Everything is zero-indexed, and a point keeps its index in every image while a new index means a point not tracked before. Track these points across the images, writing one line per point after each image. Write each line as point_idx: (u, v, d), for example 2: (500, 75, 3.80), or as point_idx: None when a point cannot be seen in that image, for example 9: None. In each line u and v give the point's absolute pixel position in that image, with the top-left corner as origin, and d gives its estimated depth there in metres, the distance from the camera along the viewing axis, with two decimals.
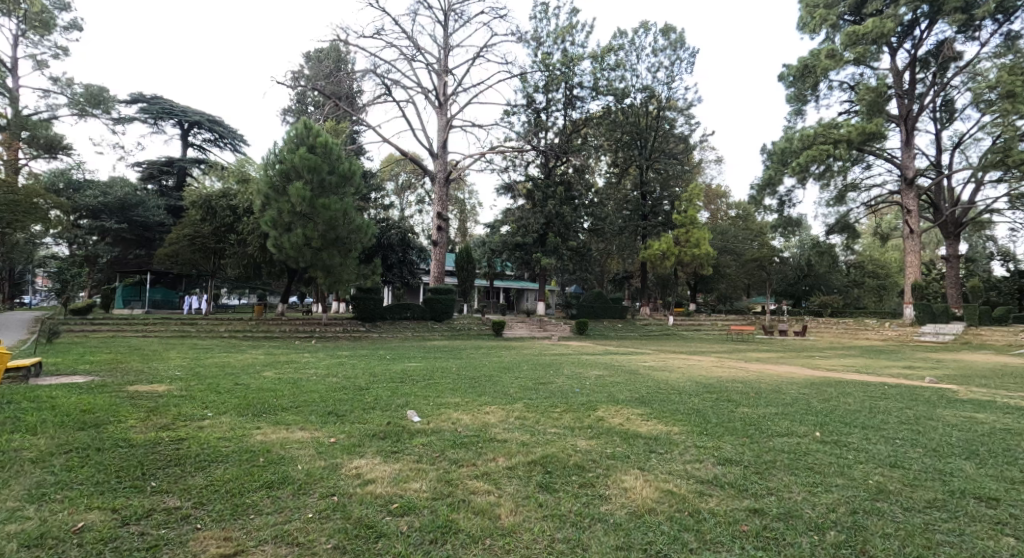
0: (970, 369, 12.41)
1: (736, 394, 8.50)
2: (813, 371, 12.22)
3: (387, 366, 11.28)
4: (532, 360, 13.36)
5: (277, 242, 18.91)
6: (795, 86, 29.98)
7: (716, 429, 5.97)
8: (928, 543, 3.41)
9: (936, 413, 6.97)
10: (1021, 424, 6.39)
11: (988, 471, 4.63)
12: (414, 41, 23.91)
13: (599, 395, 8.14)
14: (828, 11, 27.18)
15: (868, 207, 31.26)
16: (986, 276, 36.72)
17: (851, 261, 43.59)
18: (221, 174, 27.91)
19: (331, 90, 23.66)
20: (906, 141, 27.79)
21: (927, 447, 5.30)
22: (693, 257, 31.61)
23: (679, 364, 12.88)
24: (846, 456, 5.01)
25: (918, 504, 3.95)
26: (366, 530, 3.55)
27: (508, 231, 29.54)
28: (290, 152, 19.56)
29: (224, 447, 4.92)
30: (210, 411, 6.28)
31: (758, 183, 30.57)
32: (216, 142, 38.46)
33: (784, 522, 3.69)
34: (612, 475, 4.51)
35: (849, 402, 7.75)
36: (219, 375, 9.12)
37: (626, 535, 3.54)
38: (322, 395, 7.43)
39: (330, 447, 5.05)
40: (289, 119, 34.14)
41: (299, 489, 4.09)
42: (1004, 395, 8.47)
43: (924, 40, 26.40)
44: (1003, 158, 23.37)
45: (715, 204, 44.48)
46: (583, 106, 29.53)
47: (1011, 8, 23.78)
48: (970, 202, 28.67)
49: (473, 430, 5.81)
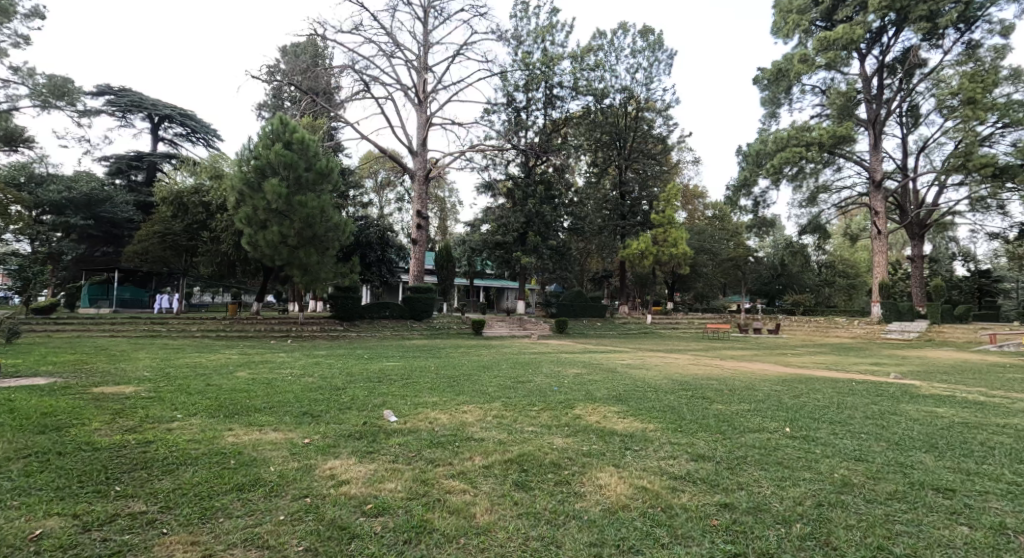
0: (931, 365, 12.84)
1: (710, 391, 8.65)
2: (787, 368, 12.45)
3: (364, 366, 11.13)
4: (511, 359, 13.32)
5: (252, 239, 18.64)
6: (769, 89, 30.50)
7: (690, 425, 6.08)
8: (888, 533, 3.52)
9: (900, 408, 7.20)
10: (979, 417, 6.65)
11: (948, 463, 4.78)
12: (394, 37, 23.57)
13: (578, 393, 8.18)
14: (800, 16, 27.85)
15: (838, 208, 31.98)
16: (949, 275, 37.91)
17: (823, 261, 44.64)
18: (193, 170, 27.19)
19: (308, 86, 23.29)
20: (875, 143, 28.52)
21: (889, 441, 5.47)
22: (671, 257, 31.91)
23: (657, 363, 12.98)
24: (814, 451, 5.13)
25: (879, 496, 4.07)
26: (339, 531, 3.52)
27: (487, 230, 29.54)
28: (265, 148, 19.19)
29: (194, 450, 4.82)
30: (180, 412, 6.15)
31: (733, 184, 31.08)
32: (188, 136, 37.56)
33: (752, 516, 3.77)
34: (587, 472, 4.56)
35: (818, 398, 7.96)
36: (190, 376, 8.94)
37: (600, 532, 3.58)
38: (296, 395, 7.34)
39: (304, 448, 5.00)
40: (264, 113, 33.42)
41: (270, 491, 4.03)
42: (966, 390, 8.76)
43: (891, 47, 27.12)
44: (964, 162, 24.20)
45: (692, 204, 44.79)
46: (563, 106, 29.69)
47: (972, 17, 24.67)
48: (934, 204, 29.60)
49: (450, 429, 5.79)
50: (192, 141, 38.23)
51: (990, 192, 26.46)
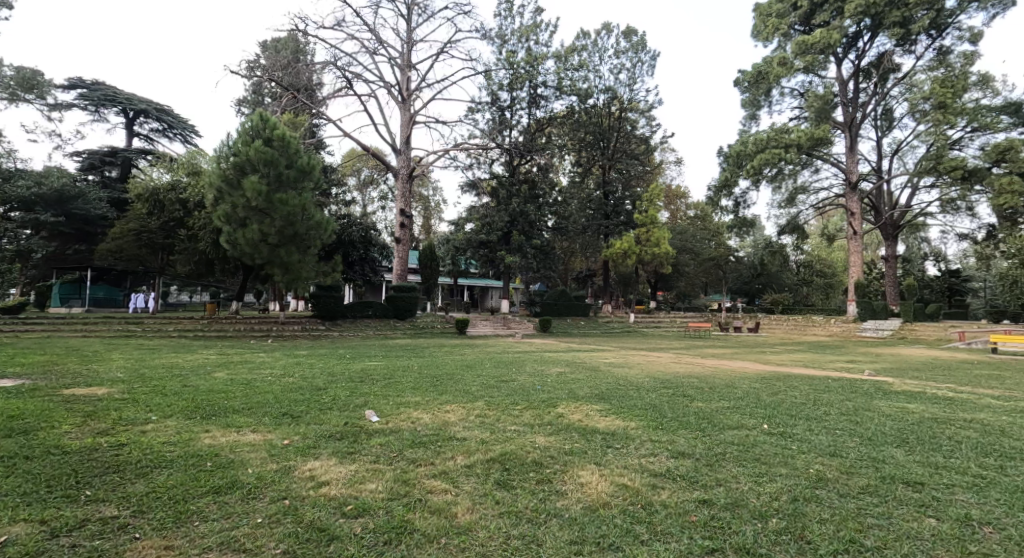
0: (904, 363, 13.14)
1: (690, 388, 8.78)
2: (766, 366, 12.62)
3: (345, 365, 11.03)
4: (494, 358, 13.28)
5: (231, 237, 18.33)
6: (749, 91, 30.82)
7: (671, 423, 6.15)
8: (859, 526, 3.60)
9: (873, 405, 7.37)
10: (947, 413, 6.84)
11: (917, 457, 4.91)
12: (377, 33, 23.36)
13: (560, 392, 8.22)
14: (779, 20, 28.26)
15: (816, 209, 32.49)
16: (921, 275, 38.81)
17: (801, 261, 45.37)
18: (169, 166, 26.60)
19: (289, 82, 22.98)
20: (851, 146, 29.07)
21: (863, 437, 5.59)
22: (654, 257, 32.12)
23: (639, 361, 13.08)
24: (790, 447, 5.22)
25: (852, 490, 4.16)
26: (318, 533, 3.49)
27: (472, 229, 29.42)
28: (244, 145, 18.88)
29: (169, 453, 4.72)
30: (154, 414, 6.05)
31: (714, 184, 31.39)
32: (165, 132, 36.75)
33: (730, 512, 3.82)
34: (569, 470, 4.57)
35: (795, 396, 8.11)
36: (166, 376, 8.76)
37: (580, 529, 3.60)
38: (276, 396, 7.25)
39: (283, 449, 4.92)
40: (243, 109, 32.84)
41: (248, 493, 3.97)
42: (936, 386, 9.01)
43: (866, 51, 27.65)
44: (935, 164, 24.88)
45: (674, 204, 45.19)
46: (547, 106, 29.76)
47: (943, 24, 25.29)
48: (907, 206, 30.24)
49: (433, 428, 5.76)
50: (169, 137, 37.41)
51: (959, 194, 27.16)
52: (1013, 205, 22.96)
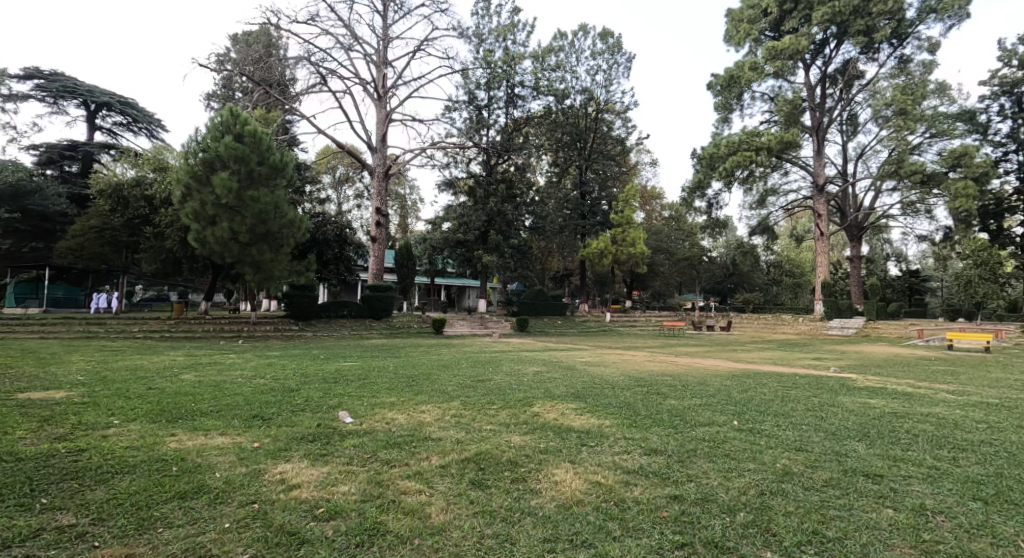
0: (867, 360, 13.60)
1: (664, 386, 8.91)
2: (737, 364, 12.86)
3: (319, 366, 10.87)
4: (471, 358, 13.26)
5: (200, 235, 17.88)
6: (721, 95, 31.35)
7: (645, 421, 6.22)
8: (823, 518, 3.71)
9: (838, 400, 7.61)
10: (906, 407, 7.11)
11: (877, 451, 5.08)
12: (352, 29, 23.07)
13: (537, 391, 8.25)
14: (750, 26, 28.85)
15: (786, 211, 33.29)
16: (884, 274, 40.10)
17: (771, 261, 46.48)
18: (133, 161, 25.76)
19: (261, 76, 22.50)
20: (819, 150, 29.86)
21: (827, 432, 5.76)
22: (630, 256, 32.48)
23: (614, 360, 13.22)
24: (759, 443, 5.36)
25: (817, 483, 4.28)
26: (288, 537, 3.44)
27: (449, 228, 29.26)
28: (214, 140, 18.43)
29: (132, 457, 4.60)
30: (117, 418, 5.87)
31: (687, 186, 31.89)
32: (129, 126, 35.56)
33: (700, 507, 3.89)
34: (544, 469, 4.61)
35: (764, 392, 8.33)
36: (130, 379, 8.50)
37: (553, 527, 3.62)
38: (247, 399, 7.09)
39: (253, 453, 4.83)
40: (212, 103, 32.01)
41: (215, 498, 3.89)
42: (897, 382, 9.36)
43: (833, 58, 28.43)
44: (897, 169, 25.74)
45: (650, 205, 45.70)
46: (524, 106, 29.82)
47: (904, 33, 26.16)
48: (870, 208, 31.17)
49: (408, 429, 5.74)
50: (133, 132, 36.20)
51: (919, 198, 28.07)
52: (968, 209, 23.94)
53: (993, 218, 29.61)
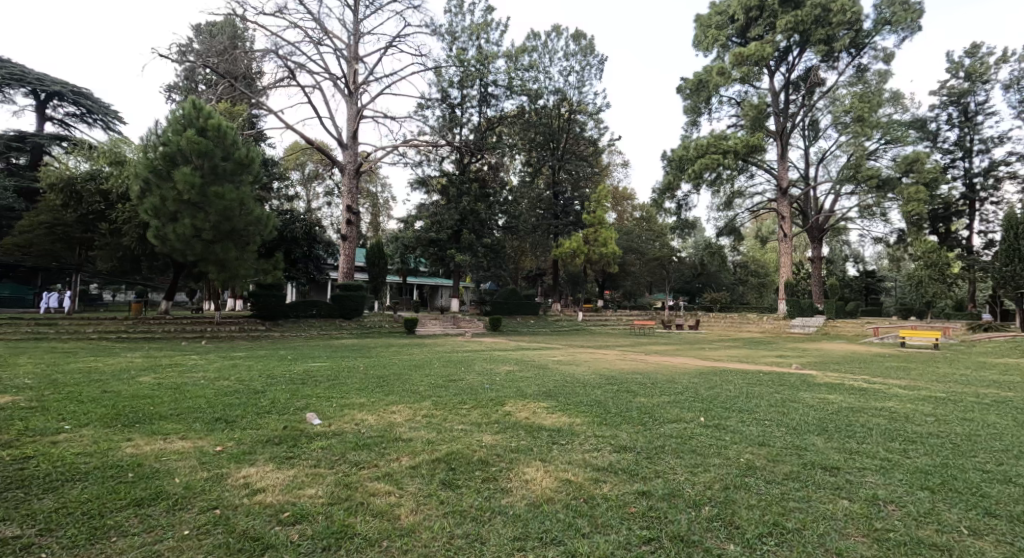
0: (827, 357, 14.08)
1: (634, 384, 9.05)
2: (704, 362, 13.17)
3: (287, 367, 10.66)
4: (443, 357, 13.19)
5: (160, 232, 17.28)
6: (690, 99, 31.89)
7: (614, 418, 6.31)
8: (783, 510, 3.83)
9: (799, 396, 7.87)
10: (862, 402, 7.40)
11: (835, 444, 5.27)
12: (322, 23, 22.67)
13: (509, 390, 8.27)
14: (718, 31, 29.47)
15: (752, 213, 34.12)
16: (844, 275, 41.51)
17: (738, 261, 47.67)
18: (88, 154, 24.73)
19: (226, 69, 21.90)
20: (783, 154, 30.69)
21: (789, 427, 5.95)
22: (601, 256, 32.80)
23: (586, 359, 13.33)
24: (724, 438, 5.49)
25: (778, 477, 4.42)
26: (251, 542, 3.38)
27: (421, 226, 29.00)
28: (175, 134, 17.86)
29: (84, 464, 4.43)
30: (68, 423, 5.64)
31: (658, 187, 32.34)
32: (83, 117, 34.14)
33: (667, 502, 3.97)
34: (515, 468, 4.63)
35: (730, 389, 8.54)
36: (83, 382, 8.16)
37: (524, 525, 3.65)
38: (209, 401, 6.90)
39: (215, 457, 4.72)
40: (173, 95, 30.99)
41: (174, 504, 3.78)
42: (854, 378, 9.72)
43: (796, 65, 29.28)
44: (855, 174, 26.75)
45: (621, 205, 46.19)
46: (497, 105, 29.81)
47: (862, 43, 27.13)
48: (831, 211, 32.22)
49: (378, 430, 5.68)
50: (88, 123, 34.77)
51: (875, 202, 29.13)
52: (919, 212, 25.02)
53: (942, 222, 31.05)
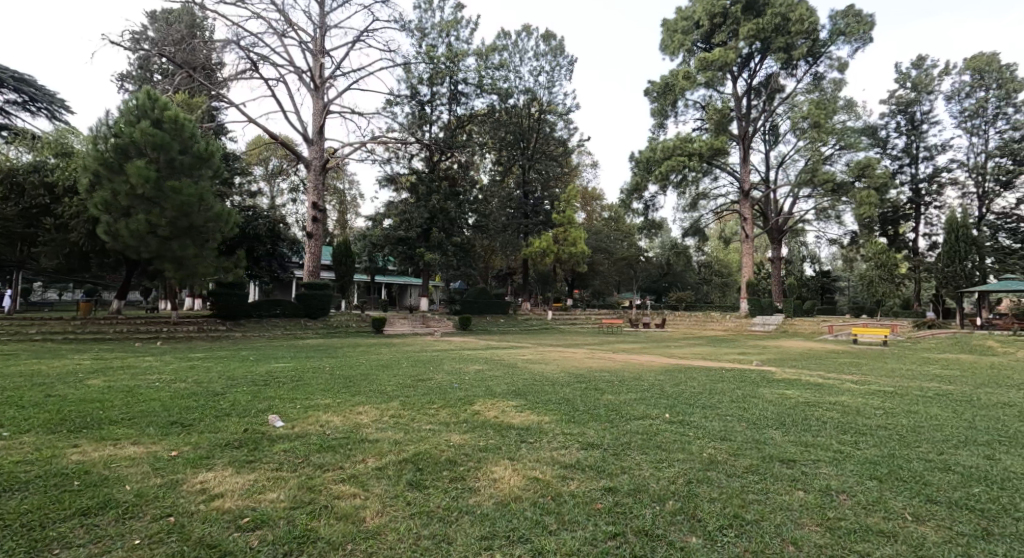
0: (787, 354, 14.52)
1: (602, 382, 9.15)
2: (670, 359, 13.42)
3: (249, 368, 10.37)
4: (411, 357, 13.05)
5: (113, 228, 16.57)
6: (657, 101, 32.31)
7: (581, 416, 6.35)
8: (743, 503, 3.92)
9: (759, 392, 8.09)
10: (819, 397, 7.66)
11: (792, 437, 5.44)
12: (286, 15, 22.12)
13: (477, 389, 8.23)
14: (684, 36, 30.03)
15: (715, 214, 34.91)
16: (802, 274, 42.94)
17: (702, 261, 48.71)
18: (32, 145, 23.50)
19: (184, 59, 21.14)
20: (745, 158, 31.44)
21: (749, 421, 6.11)
22: (570, 256, 33.05)
23: (554, 358, 13.38)
24: (689, 434, 5.57)
25: (738, 470, 4.53)
26: (207, 550, 3.28)
27: (389, 224, 28.60)
28: (128, 125, 17.17)
29: (23, 473, 4.19)
30: (7, 430, 5.34)
31: (626, 188, 32.72)
32: (26, 105, 32.38)
33: (632, 498, 4.02)
34: (482, 467, 4.60)
35: (694, 386, 8.73)
36: (26, 386, 7.75)
37: (490, 524, 3.64)
38: (164, 404, 6.65)
39: (170, 462, 4.55)
40: (127, 84, 29.75)
41: (124, 512, 3.63)
42: (812, 374, 10.06)
43: (758, 71, 30.07)
44: (811, 177, 27.69)
45: (590, 205, 46.60)
46: (467, 103, 29.65)
47: (819, 52, 28.06)
48: (790, 213, 33.22)
49: (343, 431, 5.58)
50: (32, 112, 33.01)
51: (831, 205, 30.20)
52: (870, 215, 26.06)
53: (892, 224, 32.53)
